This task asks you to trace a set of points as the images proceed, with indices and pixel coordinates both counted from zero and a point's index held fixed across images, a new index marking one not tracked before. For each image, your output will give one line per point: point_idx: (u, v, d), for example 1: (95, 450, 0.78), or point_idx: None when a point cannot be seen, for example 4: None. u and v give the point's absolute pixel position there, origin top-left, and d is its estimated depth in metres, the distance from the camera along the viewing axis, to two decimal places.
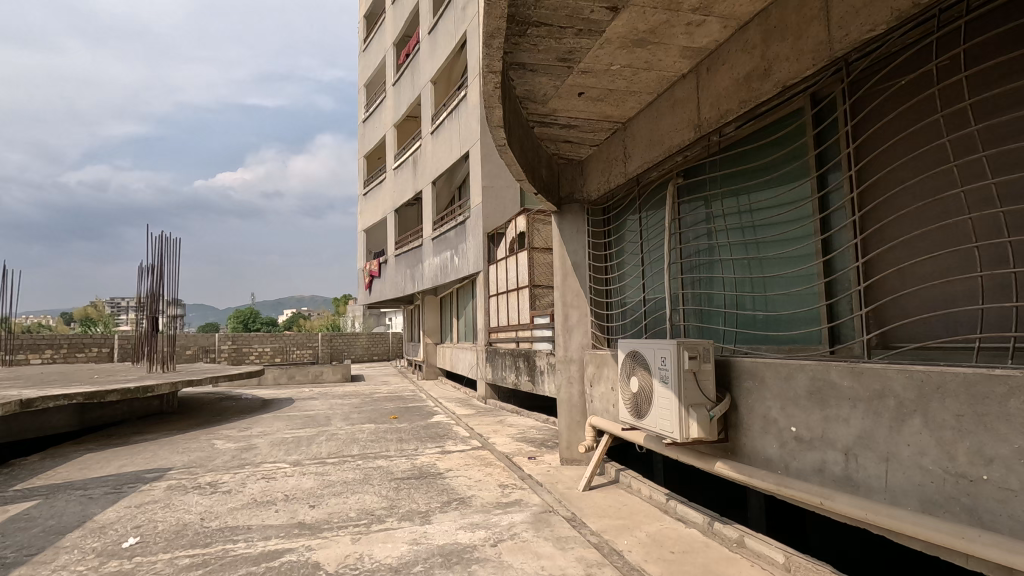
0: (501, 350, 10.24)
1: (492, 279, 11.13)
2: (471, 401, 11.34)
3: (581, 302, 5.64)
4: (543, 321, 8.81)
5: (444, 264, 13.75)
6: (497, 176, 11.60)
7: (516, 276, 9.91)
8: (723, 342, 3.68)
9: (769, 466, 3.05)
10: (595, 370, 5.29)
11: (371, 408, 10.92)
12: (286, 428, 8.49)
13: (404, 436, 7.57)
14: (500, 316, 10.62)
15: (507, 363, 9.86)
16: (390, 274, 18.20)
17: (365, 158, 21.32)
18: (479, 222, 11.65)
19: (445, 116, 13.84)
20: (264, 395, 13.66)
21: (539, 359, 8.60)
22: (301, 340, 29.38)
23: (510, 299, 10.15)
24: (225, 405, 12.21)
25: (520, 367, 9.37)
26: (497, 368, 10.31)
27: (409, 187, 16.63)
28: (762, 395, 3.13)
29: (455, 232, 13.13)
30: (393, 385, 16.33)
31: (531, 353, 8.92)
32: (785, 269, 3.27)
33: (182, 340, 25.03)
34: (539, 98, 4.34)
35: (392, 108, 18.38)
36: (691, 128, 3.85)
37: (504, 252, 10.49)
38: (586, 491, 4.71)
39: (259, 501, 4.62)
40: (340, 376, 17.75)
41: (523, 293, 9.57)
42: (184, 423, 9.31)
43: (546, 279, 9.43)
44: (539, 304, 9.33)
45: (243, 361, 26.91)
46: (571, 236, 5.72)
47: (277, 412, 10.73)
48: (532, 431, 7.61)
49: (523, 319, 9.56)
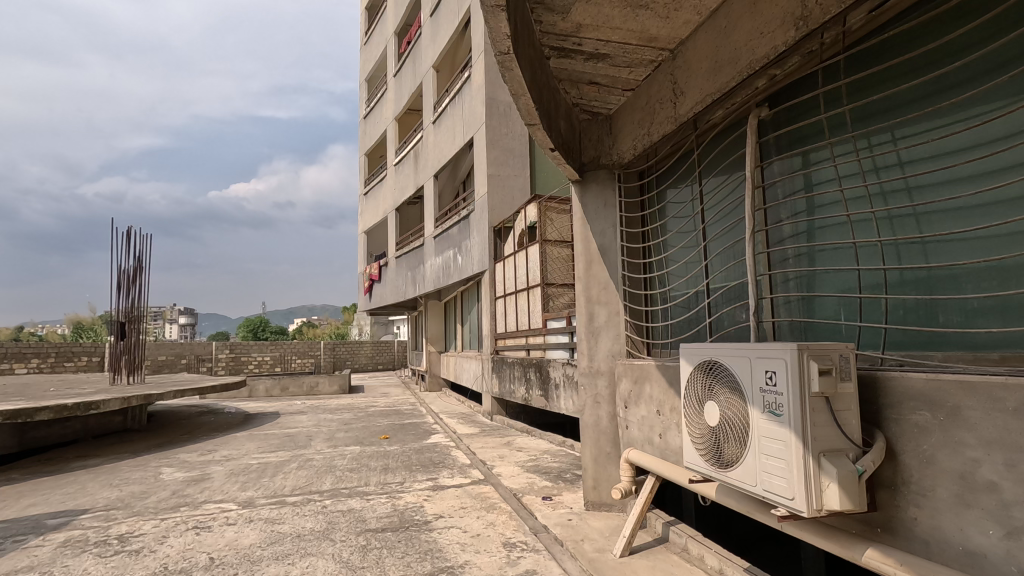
0: (509, 359, 8.94)
1: (499, 279, 9.85)
2: (476, 417, 10.03)
3: (611, 297, 4.32)
4: (559, 326, 7.49)
5: (447, 264, 12.47)
6: (505, 164, 10.34)
7: (525, 275, 8.61)
8: (861, 348, 2.36)
9: (972, 569, 1.73)
10: (633, 387, 3.97)
11: (362, 425, 9.65)
12: (257, 452, 7.22)
13: (391, 464, 6.26)
14: (508, 321, 9.31)
15: (517, 374, 8.54)
16: (391, 277, 16.97)
17: (365, 156, 20.23)
18: (483, 216, 10.40)
19: (448, 102, 12.63)
20: (250, 409, 12.42)
21: (554, 371, 7.28)
22: (303, 348, 28.22)
23: (519, 302, 8.84)
24: (203, 421, 10.98)
25: (531, 379, 8.04)
26: (505, 380, 9.01)
27: (410, 183, 15.45)
28: (955, 440, 1.79)
29: (458, 228, 11.89)
30: (393, 397, 15.05)
31: (545, 364, 7.59)
32: (987, 221, 1.98)
33: (178, 349, 23.90)
34: (558, 2, 3.06)
35: (393, 101, 17.28)
36: (786, 25, 2.53)
37: (512, 248, 9.22)
38: (626, 557, 3.36)
39: (168, 571, 3.32)
40: (337, 388, 16.49)
41: (535, 294, 8.25)
42: (143, 444, 8.07)
43: (561, 277, 8.13)
44: (553, 306, 8.01)
45: (241, 371, 25.77)
46: (596, 213, 4.46)
47: (256, 429, 9.48)
48: (545, 458, 6.28)
49: (534, 324, 8.25)
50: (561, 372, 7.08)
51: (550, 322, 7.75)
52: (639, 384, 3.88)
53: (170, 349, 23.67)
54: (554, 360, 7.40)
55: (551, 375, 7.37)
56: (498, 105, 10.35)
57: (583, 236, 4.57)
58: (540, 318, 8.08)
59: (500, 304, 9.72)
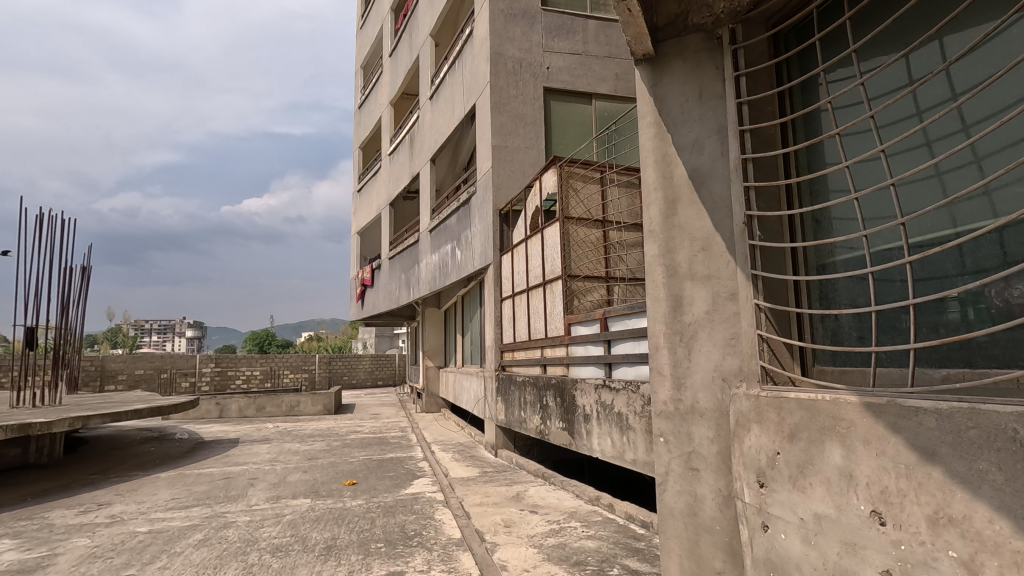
0: (519, 379, 6.82)
1: (505, 276, 7.77)
2: (476, 452, 7.89)
3: (720, 266, 2.26)
4: (589, 333, 5.37)
5: (444, 261, 10.40)
6: (514, 133, 8.30)
7: (541, 266, 6.52)
8: None
9: None
10: (783, 449, 1.88)
11: (330, 462, 7.53)
12: (163, 509, 5.12)
13: (339, 540, 4.14)
14: (517, 328, 7.22)
15: (530, 397, 6.43)
16: (384, 282, 14.94)
17: (360, 149, 18.38)
18: (487, 197, 8.33)
19: (446, 70, 10.68)
20: (206, 436, 10.33)
21: (583, 394, 5.18)
22: (296, 362, 26.21)
23: (532, 303, 6.75)
24: (141, 451, 8.89)
25: (549, 406, 5.92)
26: (514, 406, 6.88)
27: (405, 173, 13.49)
28: None
29: (456, 218, 9.86)
30: (384, 420, 12.96)
31: (569, 386, 5.48)
32: None
33: (157, 363, 21.85)
34: None
35: (388, 84, 15.41)
36: None
37: (522, 234, 7.14)
38: None
39: None
40: (321, 408, 14.40)
41: (553, 290, 6.16)
42: (27, 489, 6.00)
43: (588, 267, 6.03)
44: (580, 305, 5.89)
45: (227, 388, 23.76)
46: (687, 116, 2.44)
47: (193, 465, 7.39)
48: (575, 534, 4.13)
49: (553, 330, 6.14)
50: (594, 398, 4.97)
51: (575, 326, 5.64)
52: (803, 443, 1.80)
53: (149, 363, 21.66)
54: (581, 379, 5.28)
55: (578, 399, 5.27)
56: (506, 61, 8.36)
57: (657, 162, 2.55)
58: (560, 323, 5.97)
59: (507, 307, 7.67)
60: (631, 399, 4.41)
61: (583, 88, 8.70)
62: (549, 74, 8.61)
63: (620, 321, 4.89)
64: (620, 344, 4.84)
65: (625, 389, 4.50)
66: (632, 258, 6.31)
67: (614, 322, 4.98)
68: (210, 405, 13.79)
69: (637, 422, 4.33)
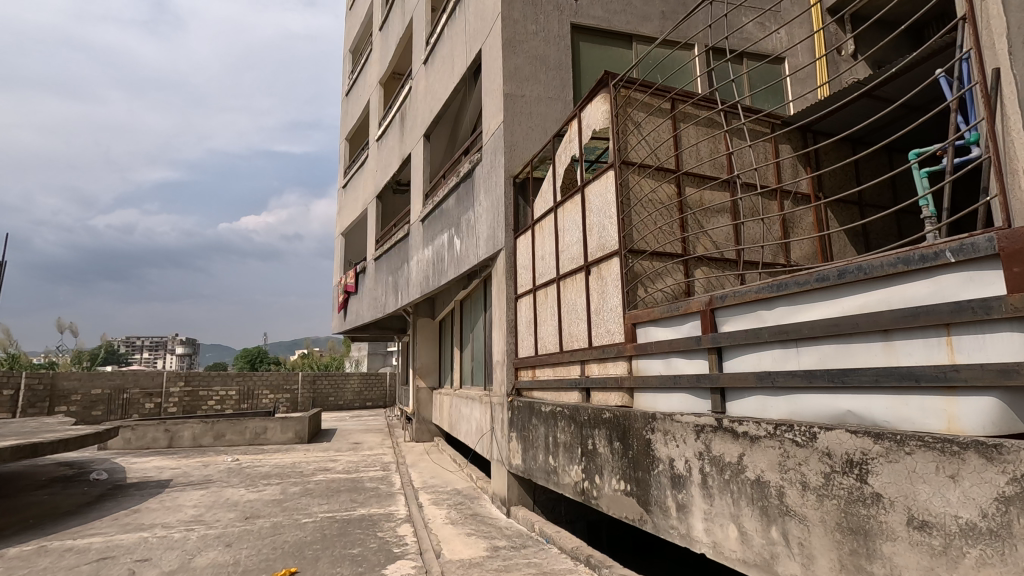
0: (546, 407, 4.71)
1: (523, 265, 5.70)
2: (482, 509, 5.73)
3: None
4: (674, 337, 3.26)
5: (438, 255, 8.30)
6: (533, 79, 6.27)
7: (579, 240, 4.45)
8: None
9: None
10: None
11: (272, 525, 5.31)
12: None
13: None
14: (541, 336, 5.13)
15: (564, 437, 4.30)
16: (368, 287, 12.81)
17: (347, 141, 16.37)
18: (497, 162, 6.28)
19: (444, 23, 8.70)
20: (132, 477, 8.05)
21: (671, 440, 3.07)
22: (276, 381, 24.00)
23: (565, 297, 4.67)
24: (31, 501, 6.63)
25: (598, 453, 3.81)
26: (538, 447, 4.76)
27: (395, 158, 11.45)
28: None
29: (453, 198, 7.77)
30: (366, 452, 10.72)
31: (638, 426, 3.38)
32: None
33: (117, 382, 19.49)
34: None
35: (378, 62, 13.45)
36: None
37: (550, 203, 5.09)
38: None
39: None
40: (290, 436, 12.12)
41: (602, 273, 4.08)
42: None
43: (656, 237, 3.98)
44: (648, 295, 3.82)
45: (197, 410, 21.38)
46: None
47: (77, 530, 5.16)
48: None
49: (602, 334, 4.06)
50: (696, 448, 2.87)
51: (643, 327, 3.57)
52: None
53: (108, 381, 19.24)
54: (660, 412, 3.18)
55: (659, 448, 3.16)
56: None
57: None
58: (615, 324, 3.89)
59: (525, 305, 5.58)
60: (791, 459, 2.30)
61: (621, 28, 6.73)
62: (578, 7, 6.62)
63: (740, 313, 2.79)
64: (744, 356, 2.74)
65: (773, 437, 2.39)
66: (715, 226, 4.26)
67: (726, 313, 2.88)
68: (157, 432, 11.54)
69: (807, 507, 2.22)
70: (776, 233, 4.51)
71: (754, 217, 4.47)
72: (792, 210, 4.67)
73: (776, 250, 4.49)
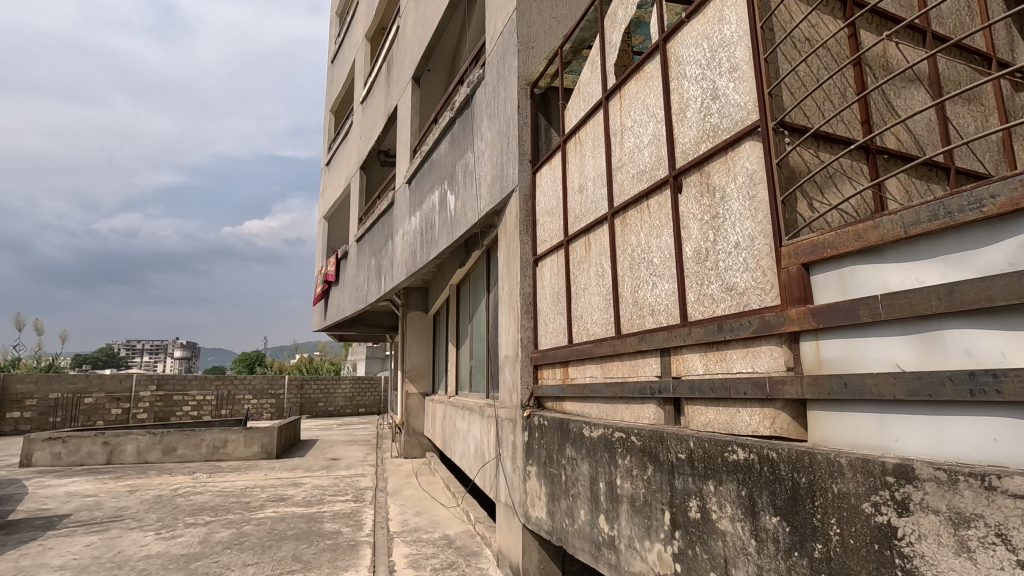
0: (591, 427, 2.78)
1: (544, 211, 3.78)
2: None
3: None
4: (953, 278, 1.34)
5: (428, 220, 6.38)
6: None
7: (657, 137, 2.53)
8: None
9: None
10: None
11: None
12: None
13: None
14: (579, 312, 3.20)
15: (632, 487, 2.39)
16: (350, 275, 10.88)
17: (332, 114, 14.50)
18: (506, 67, 4.36)
19: None
20: (20, 511, 6.09)
21: (991, 549, 1.15)
22: (261, 385, 22.34)
23: (626, 241, 2.75)
24: None
25: (717, 534, 1.89)
26: (578, 495, 2.83)
27: (380, 117, 9.55)
28: None
29: (447, 141, 5.86)
30: (342, 472, 8.78)
31: (842, 493, 1.47)
32: None
33: (79, 385, 17.50)
34: None
35: (365, 13, 11.57)
36: None
37: (594, 99, 3.17)
38: None
39: None
40: (255, 451, 10.17)
41: (710, 184, 2.17)
42: None
43: (821, 111, 2.06)
44: (818, 214, 1.90)
45: (170, 418, 19.40)
46: None
47: None
48: None
49: (712, 295, 2.13)
50: None
51: (836, 269, 1.65)
52: None
53: (68, 385, 17.27)
54: (930, 468, 1.27)
55: (934, 561, 1.25)
56: None
57: None
58: (746, 272, 1.97)
59: (549, 270, 3.65)
60: None
61: None
62: None
63: None
64: None
65: None
66: (910, 105, 2.34)
67: None
68: (94, 446, 9.62)
69: None
70: (996, 131, 2.59)
71: (961, 101, 2.55)
72: (1012, 100, 2.74)
73: (999, 160, 2.56)
